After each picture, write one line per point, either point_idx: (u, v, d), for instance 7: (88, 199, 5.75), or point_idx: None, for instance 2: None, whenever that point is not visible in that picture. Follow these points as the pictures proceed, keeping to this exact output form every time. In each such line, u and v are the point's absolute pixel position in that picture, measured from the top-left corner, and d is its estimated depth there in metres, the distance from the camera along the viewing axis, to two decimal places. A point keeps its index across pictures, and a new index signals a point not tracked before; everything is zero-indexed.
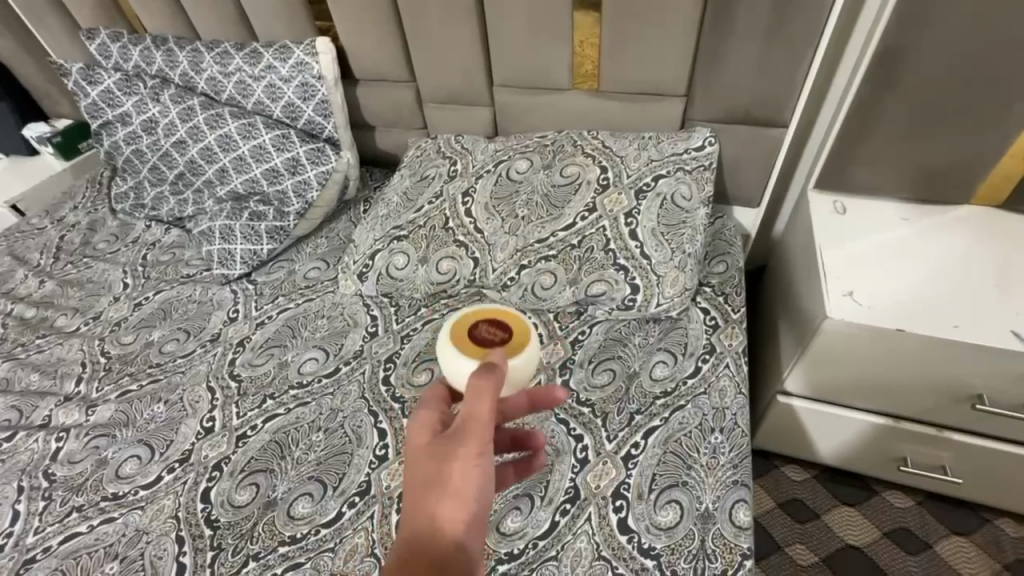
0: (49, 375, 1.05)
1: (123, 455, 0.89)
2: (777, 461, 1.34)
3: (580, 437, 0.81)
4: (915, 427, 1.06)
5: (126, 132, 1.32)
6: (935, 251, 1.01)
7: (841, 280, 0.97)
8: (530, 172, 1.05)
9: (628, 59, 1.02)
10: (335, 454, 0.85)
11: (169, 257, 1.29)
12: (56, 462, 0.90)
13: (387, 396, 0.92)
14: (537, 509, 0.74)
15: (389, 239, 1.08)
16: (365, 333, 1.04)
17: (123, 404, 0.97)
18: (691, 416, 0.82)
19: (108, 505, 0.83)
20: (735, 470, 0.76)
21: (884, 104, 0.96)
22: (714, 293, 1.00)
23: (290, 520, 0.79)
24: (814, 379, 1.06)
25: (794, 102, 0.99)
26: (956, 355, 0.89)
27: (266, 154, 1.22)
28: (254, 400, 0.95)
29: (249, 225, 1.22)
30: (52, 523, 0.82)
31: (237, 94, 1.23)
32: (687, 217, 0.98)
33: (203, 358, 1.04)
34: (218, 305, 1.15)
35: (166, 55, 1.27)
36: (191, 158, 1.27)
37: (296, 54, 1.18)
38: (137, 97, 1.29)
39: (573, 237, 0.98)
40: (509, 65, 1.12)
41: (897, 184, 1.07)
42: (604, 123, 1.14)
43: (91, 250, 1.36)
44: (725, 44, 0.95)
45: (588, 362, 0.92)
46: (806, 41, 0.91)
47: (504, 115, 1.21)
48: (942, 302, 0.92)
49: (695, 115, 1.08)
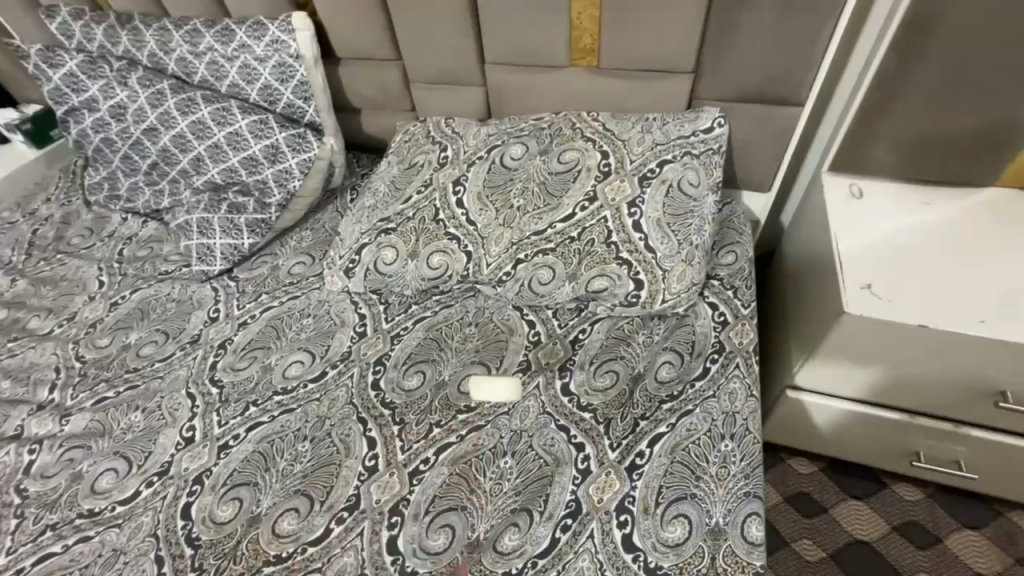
0: (22, 381, 1.00)
1: (99, 469, 0.84)
2: (783, 454, 1.30)
3: (581, 446, 0.77)
4: (930, 422, 1.02)
5: (93, 119, 1.23)
6: (958, 238, 0.95)
7: (858, 270, 0.91)
8: (525, 158, 0.98)
9: (631, 33, 0.94)
10: (322, 465, 0.80)
11: (146, 252, 1.22)
12: (29, 477, 0.85)
13: (376, 402, 0.87)
14: (536, 525, 0.70)
15: (377, 232, 1.02)
16: (353, 334, 0.98)
17: (99, 413, 0.92)
18: (700, 421, 0.77)
19: (84, 523, 0.79)
20: (746, 480, 0.71)
21: (910, 77, 0.88)
22: (722, 286, 0.94)
23: (275, 538, 0.74)
24: (826, 373, 1.01)
25: (811, 78, 0.91)
26: (981, 352, 0.84)
27: (243, 141, 1.14)
28: (236, 407, 0.90)
29: (228, 218, 1.15)
30: (25, 543, 0.77)
31: (210, 76, 1.15)
32: (695, 206, 0.91)
33: (182, 362, 0.98)
34: (198, 303, 1.09)
35: (132, 34, 1.17)
36: (164, 147, 1.20)
37: (271, 31, 1.09)
38: (103, 80, 1.20)
39: (572, 228, 0.92)
40: (501, 41, 1.03)
41: (917, 164, 1.00)
42: (604, 103, 1.05)
43: (65, 245, 1.29)
44: (738, 13, 0.86)
45: (589, 363, 0.87)
46: (828, 9, 0.82)
47: (496, 96, 1.13)
48: (965, 293, 0.86)
49: (703, 94, 1.00)
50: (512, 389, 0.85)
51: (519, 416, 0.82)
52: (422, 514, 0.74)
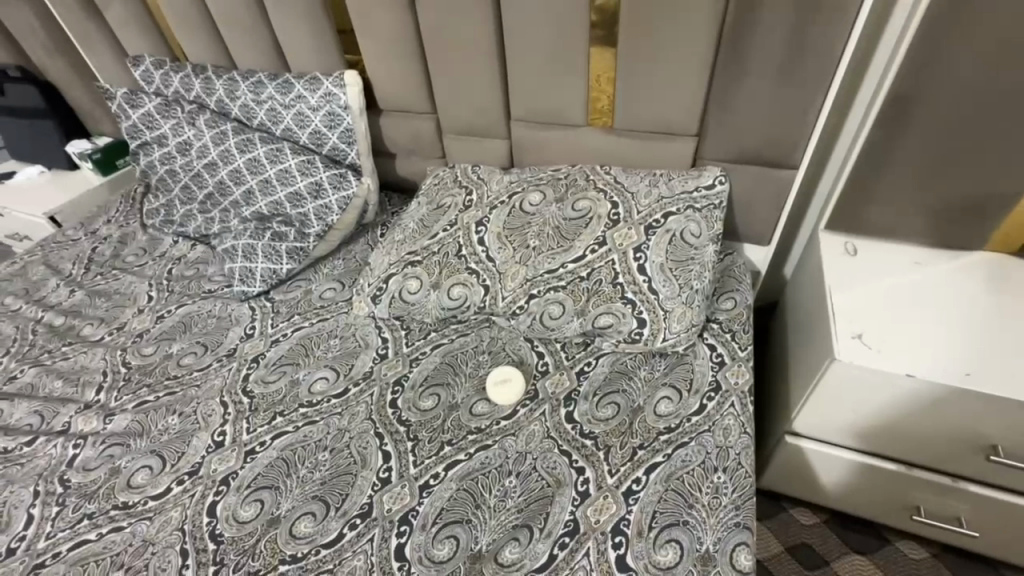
0: (72, 382, 1.09)
1: (135, 466, 0.91)
2: (785, 503, 1.32)
3: (582, 470, 0.82)
4: (928, 475, 1.04)
5: (161, 153, 1.39)
6: (948, 295, 1.00)
7: (850, 321, 0.97)
8: (542, 205, 1.08)
9: (642, 99, 1.06)
10: (340, 474, 0.87)
11: (193, 272, 1.34)
12: (71, 469, 0.92)
13: (392, 418, 0.94)
14: (535, 540, 0.75)
15: (404, 263, 1.12)
16: (375, 355, 1.06)
17: (140, 414, 1.00)
18: (694, 453, 0.82)
19: (118, 514, 0.85)
20: (737, 511, 0.75)
21: (895, 149, 0.98)
22: (721, 329, 1.01)
23: (292, 539, 0.79)
24: (823, 420, 1.05)
25: (804, 145, 1.02)
26: (970, 404, 0.88)
27: (291, 177, 1.28)
28: (265, 416, 0.97)
29: (270, 245, 1.27)
30: (64, 529, 0.84)
31: (268, 121, 1.30)
32: (696, 253, 0.99)
33: (218, 373, 1.07)
34: (236, 320, 1.19)
35: (205, 82, 1.34)
36: (221, 180, 1.34)
37: (325, 85, 1.25)
38: (174, 120, 1.36)
39: (582, 268, 1.00)
40: (526, 101, 1.16)
41: (908, 227, 1.08)
42: (616, 158, 1.17)
43: (120, 263, 1.42)
44: (737, 88, 0.98)
45: (593, 394, 0.93)
46: (818, 86, 0.93)
47: (520, 148, 1.26)
48: (953, 348, 0.91)
49: (707, 154, 1.10)
50: (520, 414, 0.92)
51: (525, 438, 0.88)
52: (429, 524, 0.79)
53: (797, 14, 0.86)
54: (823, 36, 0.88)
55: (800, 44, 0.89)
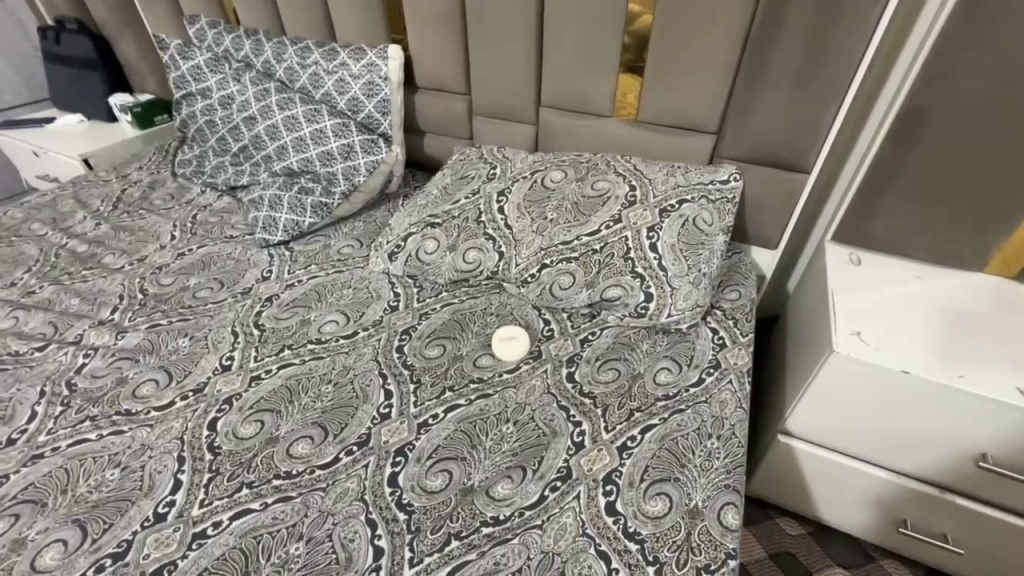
0: (89, 301, 1.12)
1: (142, 378, 0.93)
2: (772, 511, 1.32)
3: (578, 423, 0.84)
4: (916, 485, 1.04)
5: (204, 104, 1.46)
6: (947, 307, 1.03)
7: (849, 319, 1.00)
8: (563, 182, 1.13)
9: (667, 93, 1.12)
10: (340, 406, 0.88)
11: (217, 219, 1.38)
12: (79, 375, 0.94)
13: (398, 362, 0.96)
14: (528, 481, 0.76)
15: (424, 224, 1.15)
16: (386, 306, 1.09)
17: (152, 334, 1.02)
18: (689, 420, 0.84)
19: (120, 419, 0.86)
20: (728, 474, 0.76)
21: (904, 161, 1.02)
22: (724, 316, 1.04)
23: (288, 457, 0.80)
24: (816, 419, 1.06)
25: (817, 150, 1.07)
26: (962, 406, 0.89)
27: (325, 137, 1.33)
28: (273, 348, 0.99)
29: (297, 198, 1.31)
30: (65, 427, 0.85)
31: (309, 84, 1.36)
32: (707, 240, 1.03)
33: (231, 307, 1.09)
34: (254, 264, 1.22)
35: (254, 43, 1.41)
36: (257, 134, 1.40)
37: (368, 56, 1.31)
38: (221, 75, 1.43)
39: (596, 242, 1.04)
40: (557, 87, 1.23)
41: (912, 241, 1.11)
42: (638, 149, 1.22)
43: (148, 204, 1.46)
44: (758, 89, 1.04)
45: (594, 359, 0.95)
46: (834, 93, 0.98)
47: (546, 133, 1.31)
48: (949, 352, 0.93)
49: (724, 152, 1.15)
50: (522, 369, 0.94)
51: (525, 392, 0.90)
52: (424, 459, 0.80)
53: (820, 22, 0.92)
54: (843, 45, 0.93)
55: (821, 51, 0.95)
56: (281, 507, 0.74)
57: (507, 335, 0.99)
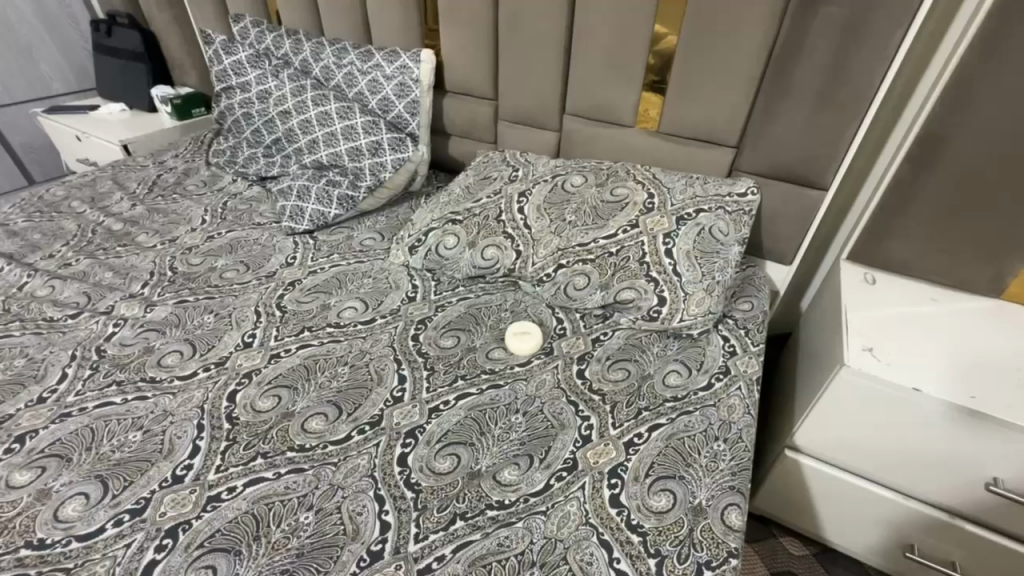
0: (121, 275, 1.16)
1: (168, 348, 0.97)
2: (776, 530, 1.31)
3: (586, 417, 0.85)
4: (925, 509, 1.03)
5: (242, 98, 1.52)
6: (962, 330, 1.03)
7: (862, 336, 1.00)
8: (583, 186, 1.15)
9: (690, 105, 1.15)
10: (355, 386, 0.91)
11: (246, 206, 1.43)
12: (109, 342, 0.98)
13: (413, 349, 0.99)
14: (534, 469, 0.77)
15: (445, 220, 1.18)
16: (404, 296, 1.12)
17: (179, 309, 1.06)
18: (697, 421, 0.85)
19: (144, 385, 0.90)
20: (733, 476, 0.77)
21: (922, 183, 1.03)
22: (735, 325, 1.05)
23: (302, 432, 0.83)
24: (824, 434, 1.06)
25: (836, 168, 1.08)
26: (974, 427, 0.89)
27: (355, 134, 1.38)
28: (293, 328, 1.03)
29: (324, 190, 1.36)
30: (93, 389, 0.89)
31: (343, 83, 1.41)
32: (722, 249, 1.04)
33: (256, 288, 1.13)
34: (279, 250, 1.27)
35: (294, 43, 1.47)
36: (291, 127, 1.45)
37: (402, 59, 1.36)
38: (261, 71, 1.50)
39: (612, 245, 1.07)
40: (582, 96, 1.26)
41: (928, 264, 1.11)
42: (658, 159, 1.25)
43: (181, 189, 1.52)
44: (779, 105, 1.06)
45: (605, 358, 0.97)
46: (854, 111, 1.00)
47: (569, 140, 1.35)
48: (962, 373, 0.93)
49: (742, 165, 1.18)
50: (534, 363, 0.96)
51: (535, 384, 0.91)
52: (434, 441, 0.81)
53: (842, 42, 0.95)
54: (864, 65, 0.96)
55: (842, 70, 0.97)
56: (294, 478, 0.76)
57: (522, 329, 1.01)
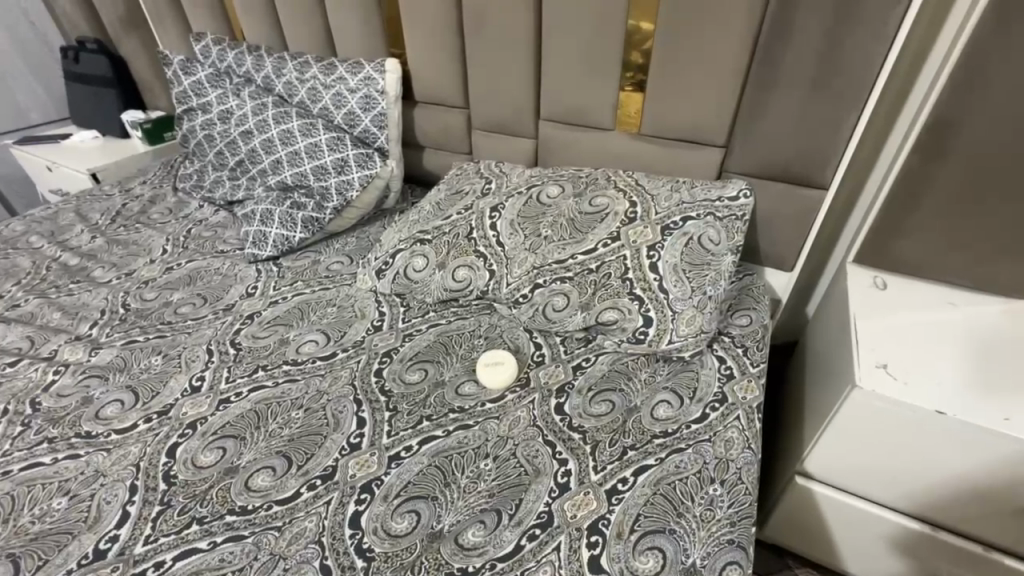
0: (70, 315, 1.09)
1: (107, 398, 0.89)
2: (790, 561, 1.19)
3: (564, 462, 0.75)
4: (956, 542, 0.91)
5: (204, 119, 1.45)
6: (987, 338, 0.92)
7: (874, 350, 0.90)
8: (559, 198, 1.06)
9: (672, 104, 1.05)
10: (309, 433, 0.81)
11: (210, 233, 1.36)
12: (45, 393, 0.90)
13: (375, 387, 0.89)
14: (503, 527, 0.68)
15: (413, 240, 1.09)
16: (369, 326, 1.03)
17: (125, 351, 0.98)
18: (689, 461, 0.75)
19: (78, 442, 0.81)
20: (732, 527, 0.67)
21: (934, 177, 0.92)
22: (732, 343, 0.95)
23: (245, 490, 0.74)
24: (837, 459, 0.95)
25: (835, 164, 0.98)
26: (1008, 452, 0.78)
27: (319, 152, 1.30)
28: (246, 368, 0.94)
29: (288, 213, 1.28)
30: (21, 449, 0.81)
31: (307, 98, 1.33)
32: (712, 261, 0.94)
33: (211, 324, 1.05)
34: (240, 280, 1.19)
35: (255, 59, 1.40)
36: (253, 148, 1.38)
37: (365, 70, 1.28)
38: (221, 90, 1.43)
39: (592, 261, 0.97)
40: (557, 99, 1.17)
41: (944, 265, 1.00)
42: (641, 162, 1.15)
43: (145, 218, 1.45)
44: (769, 98, 0.96)
45: (587, 389, 0.87)
46: (852, 101, 0.90)
47: (547, 146, 1.26)
48: (991, 390, 0.82)
49: (733, 165, 1.08)
50: (507, 399, 0.86)
51: (508, 423, 0.82)
52: (392, 497, 0.72)
53: (834, 26, 0.85)
54: (861, 49, 0.86)
55: (836, 57, 0.88)
56: (231, 547, 0.68)
57: (495, 358, 0.91)
